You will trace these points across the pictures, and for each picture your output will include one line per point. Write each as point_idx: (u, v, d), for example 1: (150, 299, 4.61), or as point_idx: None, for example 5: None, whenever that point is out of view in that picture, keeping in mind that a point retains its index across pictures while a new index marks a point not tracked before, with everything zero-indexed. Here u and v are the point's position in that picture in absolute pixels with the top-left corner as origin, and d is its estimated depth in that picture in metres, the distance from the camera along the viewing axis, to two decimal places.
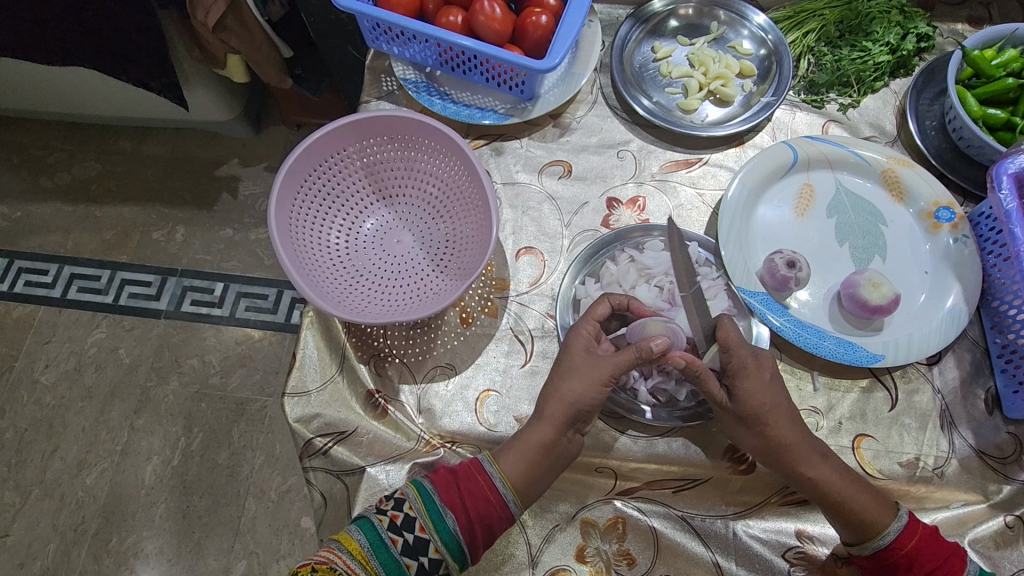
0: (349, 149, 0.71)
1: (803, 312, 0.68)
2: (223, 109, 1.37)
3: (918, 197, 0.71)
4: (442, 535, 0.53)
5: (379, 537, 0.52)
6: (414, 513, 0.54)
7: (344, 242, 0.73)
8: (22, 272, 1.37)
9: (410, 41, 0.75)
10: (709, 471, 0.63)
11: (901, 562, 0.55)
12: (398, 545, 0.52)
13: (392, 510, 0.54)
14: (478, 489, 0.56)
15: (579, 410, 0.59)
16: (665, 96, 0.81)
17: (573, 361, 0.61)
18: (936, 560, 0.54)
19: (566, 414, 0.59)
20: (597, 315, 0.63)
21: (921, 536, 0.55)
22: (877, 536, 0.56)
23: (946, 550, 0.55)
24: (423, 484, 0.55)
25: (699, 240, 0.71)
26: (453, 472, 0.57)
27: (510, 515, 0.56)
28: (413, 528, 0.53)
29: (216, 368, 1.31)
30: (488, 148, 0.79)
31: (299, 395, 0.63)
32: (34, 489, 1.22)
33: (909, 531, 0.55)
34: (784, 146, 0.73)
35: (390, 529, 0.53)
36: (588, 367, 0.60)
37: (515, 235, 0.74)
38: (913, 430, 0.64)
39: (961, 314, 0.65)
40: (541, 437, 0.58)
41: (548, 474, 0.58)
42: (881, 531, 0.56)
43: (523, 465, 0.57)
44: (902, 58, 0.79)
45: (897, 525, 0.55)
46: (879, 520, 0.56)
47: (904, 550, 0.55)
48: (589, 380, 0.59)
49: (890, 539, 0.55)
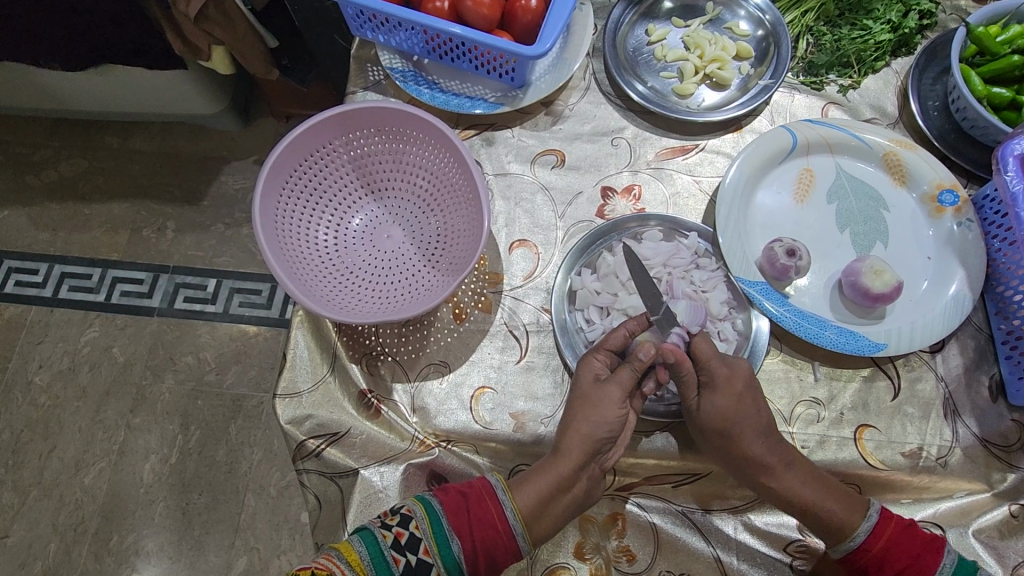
0: (335, 141, 0.69)
1: (803, 300, 0.66)
2: (211, 101, 1.34)
3: (921, 181, 0.69)
4: (445, 559, 0.53)
5: (381, 555, 0.51)
6: (419, 532, 0.53)
7: (332, 239, 0.71)
8: (12, 272, 1.36)
9: (396, 28, 0.72)
10: (708, 465, 0.62)
11: (872, 562, 0.55)
12: (400, 565, 0.51)
13: (396, 526, 0.53)
14: (487, 517, 0.55)
15: (597, 441, 0.58)
16: (660, 81, 0.79)
17: (580, 388, 0.60)
18: (907, 558, 0.54)
19: (587, 448, 0.58)
20: (608, 344, 0.61)
21: (890, 534, 0.55)
22: (848, 538, 0.55)
23: (919, 545, 0.55)
24: (432, 504, 0.54)
25: (698, 230, 0.69)
26: (464, 493, 0.56)
27: (516, 544, 0.55)
28: (418, 550, 0.52)
29: (212, 365, 1.30)
30: (478, 138, 0.77)
31: (290, 396, 0.62)
32: (32, 489, 1.21)
33: (878, 531, 0.55)
34: (782, 131, 0.71)
35: (393, 547, 0.51)
36: (604, 398, 0.59)
37: (508, 227, 0.72)
38: (916, 420, 0.63)
39: (965, 300, 0.64)
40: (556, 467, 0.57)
41: (566, 511, 0.57)
42: (852, 533, 0.55)
43: (536, 497, 0.56)
44: (905, 36, 0.76)
45: (866, 526, 0.55)
46: (849, 523, 0.55)
47: (873, 551, 0.55)
48: (604, 407, 0.59)
49: (861, 539, 0.55)
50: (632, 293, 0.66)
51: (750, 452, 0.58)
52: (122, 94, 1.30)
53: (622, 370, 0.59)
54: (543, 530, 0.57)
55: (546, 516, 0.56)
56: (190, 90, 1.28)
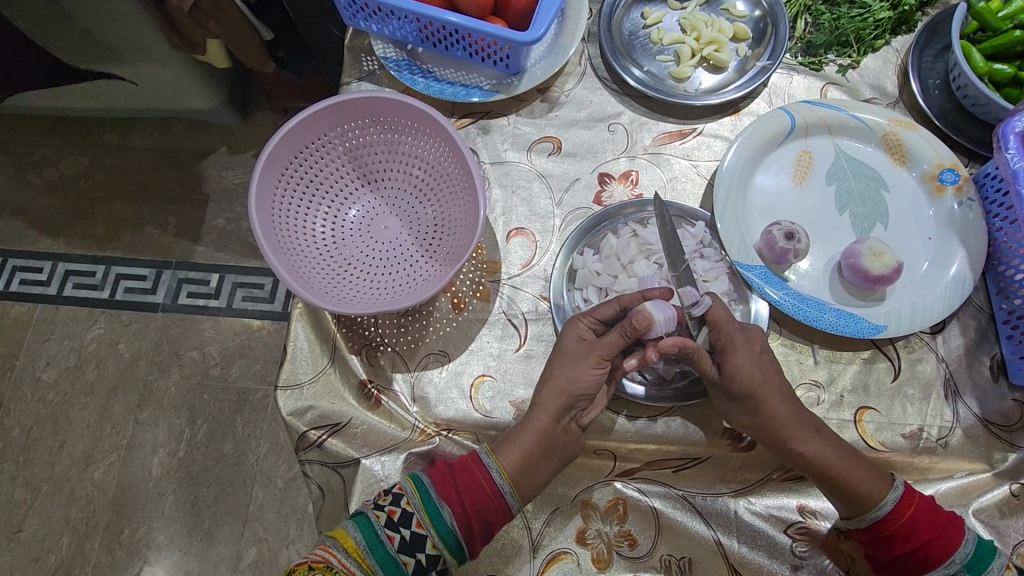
0: (330, 133, 0.68)
1: (803, 284, 0.66)
2: (208, 96, 1.34)
3: (921, 160, 0.68)
4: (438, 529, 0.53)
5: (376, 535, 0.52)
6: (411, 508, 0.53)
7: (329, 231, 0.71)
8: (17, 271, 1.37)
9: (389, 17, 0.72)
10: (708, 449, 0.63)
11: (898, 532, 0.54)
12: (395, 542, 0.52)
13: (388, 506, 0.53)
14: (475, 482, 0.55)
15: (574, 396, 0.59)
16: (656, 65, 0.78)
17: (560, 346, 0.62)
18: (934, 529, 0.54)
19: (562, 402, 0.59)
20: (594, 313, 0.62)
21: (917, 505, 0.55)
22: (875, 507, 0.55)
23: (943, 519, 0.54)
24: (420, 479, 0.55)
25: (706, 219, 0.68)
26: (450, 466, 0.57)
27: (508, 507, 0.56)
28: (410, 524, 0.53)
29: (216, 359, 1.31)
30: (474, 127, 0.76)
31: (292, 387, 0.63)
32: (44, 485, 1.23)
33: (905, 500, 0.55)
34: (780, 113, 0.70)
35: (387, 526, 0.52)
36: (581, 355, 0.60)
37: (505, 215, 0.72)
38: (916, 401, 0.62)
39: (965, 280, 0.63)
40: (543, 431, 0.58)
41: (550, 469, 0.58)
42: (878, 503, 0.55)
43: (520, 460, 0.57)
44: (904, 14, 0.75)
45: (894, 495, 0.55)
46: (875, 492, 0.55)
47: (900, 521, 0.54)
48: (581, 362, 0.60)
49: (887, 509, 0.55)
50: (632, 276, 0.66)
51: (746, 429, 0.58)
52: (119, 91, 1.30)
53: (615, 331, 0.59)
54: (530, 489, 0.58)
55: (524, 475, 0.57)
56: (186, 84, 1.28)
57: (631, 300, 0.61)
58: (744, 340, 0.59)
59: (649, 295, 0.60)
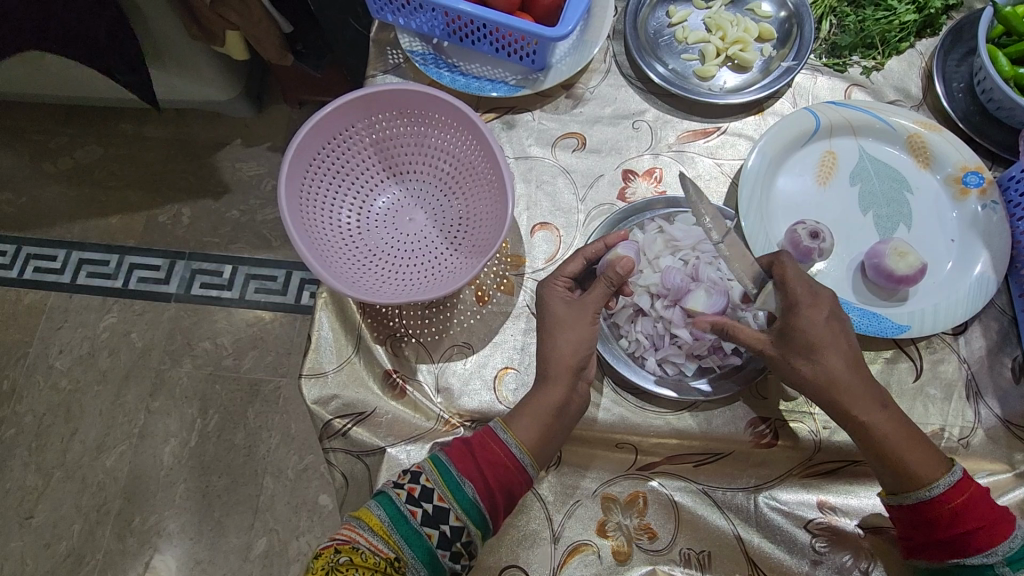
0: (359, 124, 0.69)
1: (826, 284, 0.66)
2: (225, 88, 1.35)
3: (945, 162, 0.69)
4: (461, 503, 0.53)
5: (398, 510, 0.52)
6: (431, 484, 0.53)
7: (355, 221, 0.71)
8: (31, 259, 1.37)
9: (417, 10, 0.72)
10: (731, 445, 0.64)
11: (946, 515, 0.53)
12: (418, 516, 0.52)
13: (408, 483, 0.54)
14: (495, 457, 0.56)
15: (579, 361, 0.60)
16: (680, 63, 0.79)
17: (554, 314, 0.61)
18: (982, 519, 0.52)
19: (570, 368, 0.60)
20: (569, 272, 0.63)
21: (971, 494, 0.53)
22: (923, 488, 0.54)
23: (994, 513, 0.53)
24: (438, 457, 0.55)
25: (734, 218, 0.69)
26: (466, 442, 0.57)
27: (527, 478, 0.56)
28: (432, 498, 0.53)
29: (229, 350, 1.31)
30: (499, 121, 0.77)
31: (316, 376, 0.63)
32: (56, 471, 1.24)
33: (960, 486, 0.53)
34: (805, 113, 0.70)
35: (409, 502, 0.53)
36: (576, 318, 0.61)
37: (529, 210, 0.73)
38: (938, 401, 0.63)
39: (989, 282, 0.64)
40: (553, 396, 0.58)
41: (564, 430, 0.59)
42: (929, 483, 0.54)
43: (537, 430, 0.57)
44: (930, 17, 0.75)
45: (949, 480, 0.53)
46: (928, 475, 0.54)
47: (950, 505, 0.53)
48: (580, 329, 0.60)
49: (938, 492, 0.53)
50: (656, 271, 0.65)
51: (823, 382, 0.56)
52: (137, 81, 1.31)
53: (599, 285, 0.61)
54: (547, 455, 0.59)
55: (547, 441, 0.58)
56: (205, 75, 1.28)
57: (594, 252, 0.63)
58: (812, 303, 0.57)
59: (610, 243, 0.63)
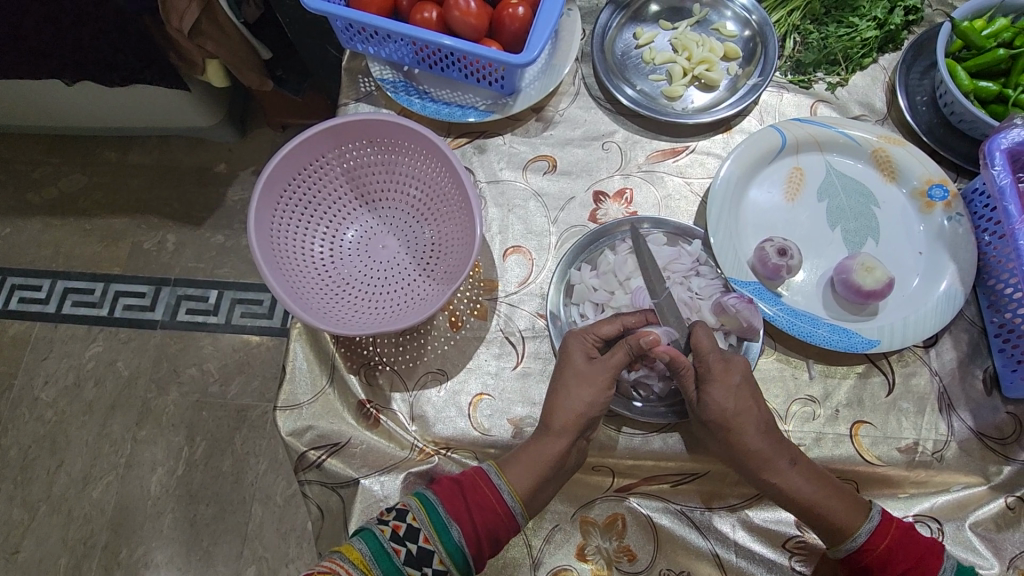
0: (328, 155, 0.69)
1: (797, 299, 0.67)
2: (207, 114, 1.36)
3: (910, 175, 0.69)
4: (446, 545, 0.53)
5: (382, 547, 0.52)
6: (417, 523, 0.53)
7: (327, 252, 0.71)
8: (15, 290, 1.37)
9: (385, 40, 0.73)
10: (705, 465, 0.63)
11: (875, 562, 0.55)
12: (401, 555, 0.52)
13: (393, 520, 0.53)
14: (485, 500, 0.56)
15: (588, 418, 0.59)
16: (648, 83, 0.80)
17: (572, 368, 0.61)
18: (909, 559, 0.54)
19: (577, 424, 0.59)
20: (602, 332, 0.62)
21: (892, 536, 0.55)
22: (847, 539, 0.55)
23: (921, 548, 0.54)
24: (426, 496, 0.55)
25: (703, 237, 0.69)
26: (457, 482, 0.57)
27: (516, 526, 0.57)
28: (417, 538, 0.53)
29: (215, 376, 1.31)
30: (470, 146, 0.77)
31: (291, 408, 0.63)
32: (42, 505, 1.22)
33: (880, 530, 0.55)
34: (771, 130, 0.71)
35: (392, 539, 0.52)
36: (592, 377, 0.60)
37: (502, 234, 0.73)
38: (911, 415, 0.63)
39: (956, 295, 0.64)
40: (552, 448, 0.58)
41: (558, 481, 0.60)
42: (853, 533, 0.55)
43: (532, 480, 0.57)
44: (891, 32, 0.76)
45: (868, 527, 0.55)
46: (848, 523, 0.55)
47: (876, 551, 0.54)
48: (595, 387, 0.60)
49: (862, 540, 0.55)
50: (628, 292, 0.66)
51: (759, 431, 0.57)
52: (119, 110, 1.32)
53: (619, 346, 0.60)
54: (537, 502, 0.59)
55: (538, 491, 0.58)
56: (187, 104, 1.29)
57: (634, 321, 0.62)
58: (725, 369, 0.59)
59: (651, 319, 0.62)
